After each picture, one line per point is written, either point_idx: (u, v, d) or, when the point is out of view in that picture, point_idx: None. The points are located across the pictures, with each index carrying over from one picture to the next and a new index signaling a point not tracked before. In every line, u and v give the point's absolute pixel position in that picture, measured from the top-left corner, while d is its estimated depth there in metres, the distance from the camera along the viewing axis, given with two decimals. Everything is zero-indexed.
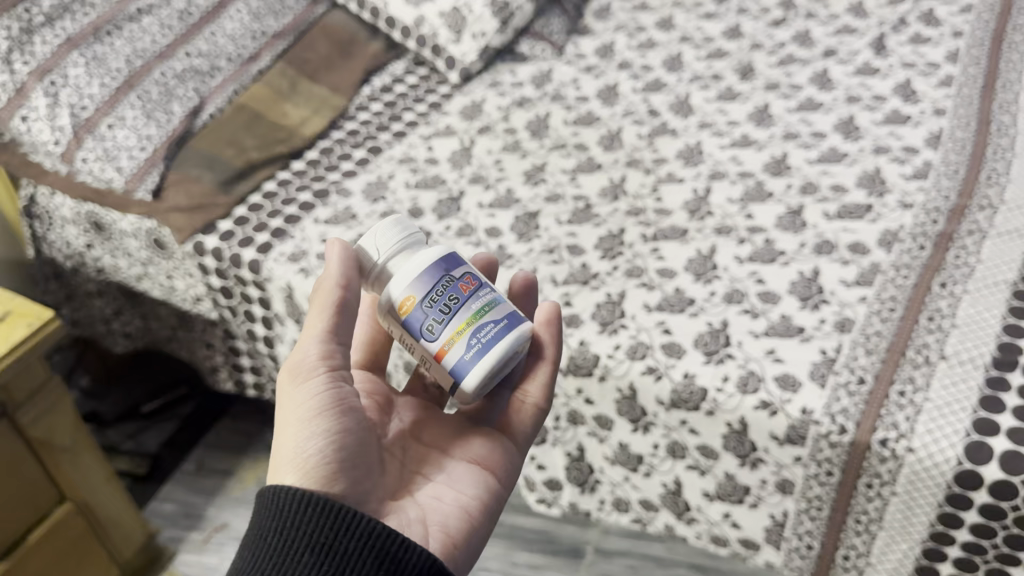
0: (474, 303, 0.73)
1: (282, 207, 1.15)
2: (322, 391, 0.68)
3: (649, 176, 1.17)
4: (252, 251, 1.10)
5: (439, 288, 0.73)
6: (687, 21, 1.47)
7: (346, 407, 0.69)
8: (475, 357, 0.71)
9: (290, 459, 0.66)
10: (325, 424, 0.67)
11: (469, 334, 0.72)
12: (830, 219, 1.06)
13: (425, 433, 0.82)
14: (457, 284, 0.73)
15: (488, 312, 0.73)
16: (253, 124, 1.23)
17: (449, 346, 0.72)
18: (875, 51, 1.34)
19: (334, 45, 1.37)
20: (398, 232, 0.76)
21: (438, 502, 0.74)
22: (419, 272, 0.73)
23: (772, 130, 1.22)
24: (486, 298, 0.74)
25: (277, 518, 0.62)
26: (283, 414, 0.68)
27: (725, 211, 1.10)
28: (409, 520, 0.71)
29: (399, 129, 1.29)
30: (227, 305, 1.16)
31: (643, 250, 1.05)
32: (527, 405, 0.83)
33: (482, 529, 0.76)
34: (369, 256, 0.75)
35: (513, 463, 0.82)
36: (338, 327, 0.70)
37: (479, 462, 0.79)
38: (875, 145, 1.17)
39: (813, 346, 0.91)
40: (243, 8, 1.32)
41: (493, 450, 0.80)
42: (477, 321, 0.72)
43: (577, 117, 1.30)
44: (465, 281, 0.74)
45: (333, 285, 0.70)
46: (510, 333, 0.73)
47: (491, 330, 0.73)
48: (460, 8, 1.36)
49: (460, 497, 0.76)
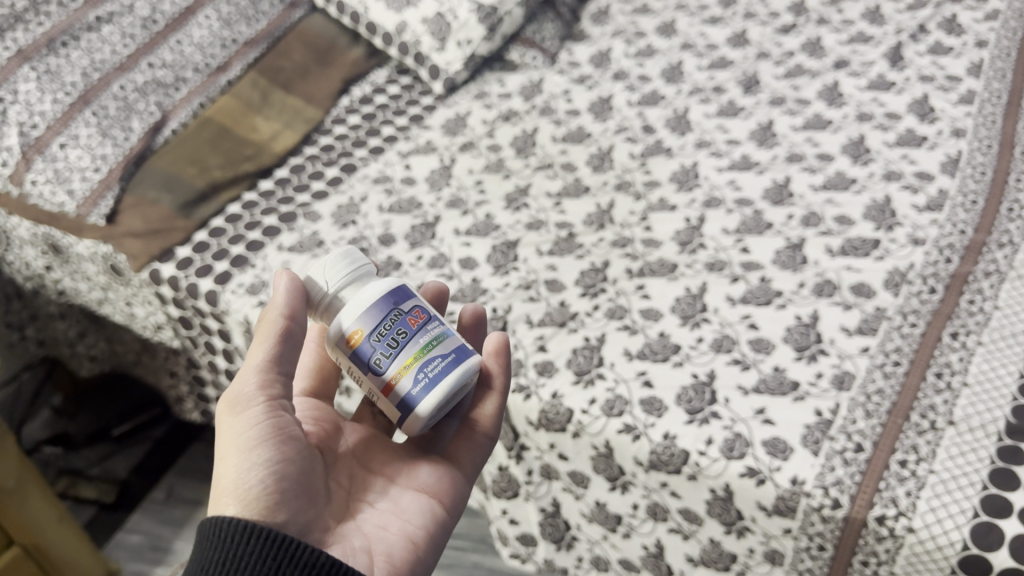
0: (422, 337, 0.66)
1: (245, 232, 1.08)
2: (265, 419, 0.62)
3: (639, 202, 1.09)
4: (210, 281, 1.03)
5: (387, 320, 0.66)
6: (690, 26, 1.38)
7: (289, 434, 0.63)
8: (426, 392, 0.65)
9: (229, 489, 0.59)
10: (268, 452, 0.61)
11: (418, 368, 0.65)
12: (834, 256, 0.97)
13: (370, 453, 0.75)
14: (406, 317, 0.67)
15: (437, 346, 0.66)
16: (218, 141, 1.15)
17: (397, 377, 0.65)
18: (890, 63, 1.24)
19: (310, 51, 1.29)
20: (347, 263, 0.70)
21: (381, 530, 0.68)
22: (366, 303, 0.67)
23: (776, 150, 1.13)
24: (434, 331, 0.67)
25: (221, 547, 0.56)
26: (222, 443, 0.62)
27: (720, 244, 1.01)
28: (351, 548, 0.65)
29: (376, 145, 1.21)
30: (188, 336, 1.10)
31: (628, 288, 0.97)
32: (473, 428, 0.78)
33: (427, 561, 0.69)
34: (317, 286, 0.69)
35: (460, 491, 0.76)
36: (281, 355, 0.64)
37: (425, 490, 0.73)
38: (885, 171, 1.08)
39: (807, 407, 0.82)
40: (213, 14, 1.24)
41: (440, 477, 0.74)
42: (424, 355, 0.66)
43: (566, 133, 1.22)
44: (415, 314, 0.67)
45: (276, 315, 0.65)
46: (461, 366, 0.67)
47: (438, 364, 0.66)
48: (444, 13, 1.27)
49: (405, 524, 0.69)
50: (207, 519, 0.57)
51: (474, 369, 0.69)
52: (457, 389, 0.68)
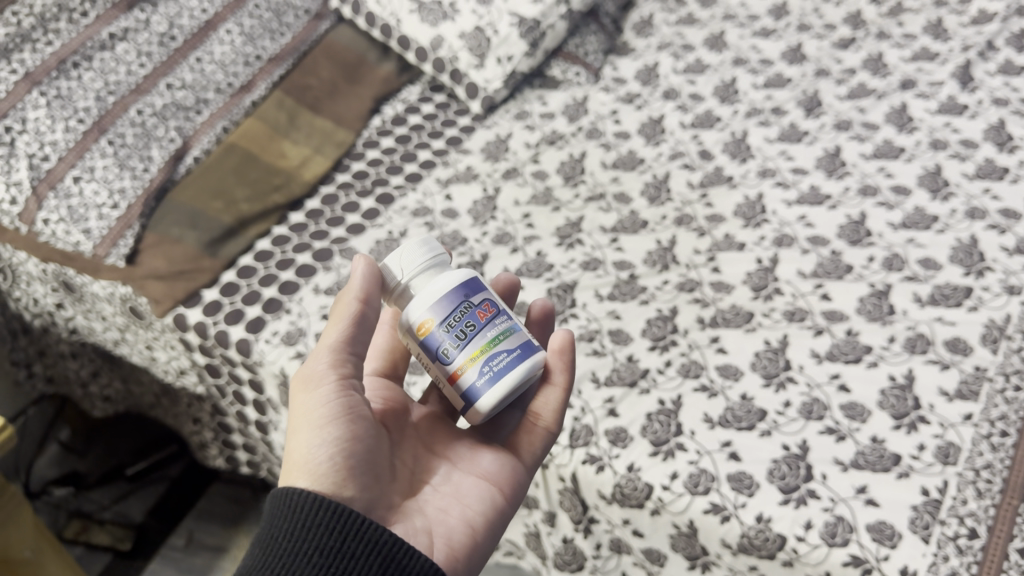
0: (490, 332, 0.61)
1: (277, 271, 0.99)
2: (337, 398, 0.58)
3: (703, 239, 1.01)
4: (241, 329, 0.95)
5: (458, 308, 0.60)
6: (740, 38, 1.29)
7: (361, 414, 0.59)
8: (490, 387, 0.60)
9: (298, 465, 0.56)
10: (338, 429, 0.57)
11: (483, 362, 0.60)
12: (923, 306, 0.90)
13: (435, 433, 0.70)
14: (475, 310, 0.61)
15: (503, 341, 0.61)
16: (243, 169, 1.07)
17: (461, 370, 0.60)
18: (961, 84, 1.16)
19: (338, 69, 1.21)
20: (425, 250, 0.64)
21: (441, 511, 0.62)
22: (437, 290, 0.61)
23: (846, 182, 1.06)
24: (503, 325, 0.62)
25: (288, 518, 0.51)
26: (292, 420, 0.58)
27: (797, 289, 0.93)
28: (412, 529, 0.59)
29: (412, 171, 1.13)
30: (215, 384, 1.01)
31: (701, 340, 0.89)
32: (534, 424, 0.71)
33: (485, 550, 0.63)
34: (392, 274, 0.64)
35: (522, 481, 0.69)
36: (355, 338, 0.60)
37: (487, 477, 0.66)
38: (968, 207, 1.00)
39: (912, 485, 0.75)
40: (235, 28, 1.15)
41: (503, 464, 0.68)
42: (491, 350, 0.60)
43: (617, 159, 1.13)
44: (484, 308, 0.61)
45: (349, 298, 0.60)
46: (528, 361, 0.62)
47: (503, 360, 0.60)
48: (483, 28, 1.19)
49: (465, 509, 0.63)
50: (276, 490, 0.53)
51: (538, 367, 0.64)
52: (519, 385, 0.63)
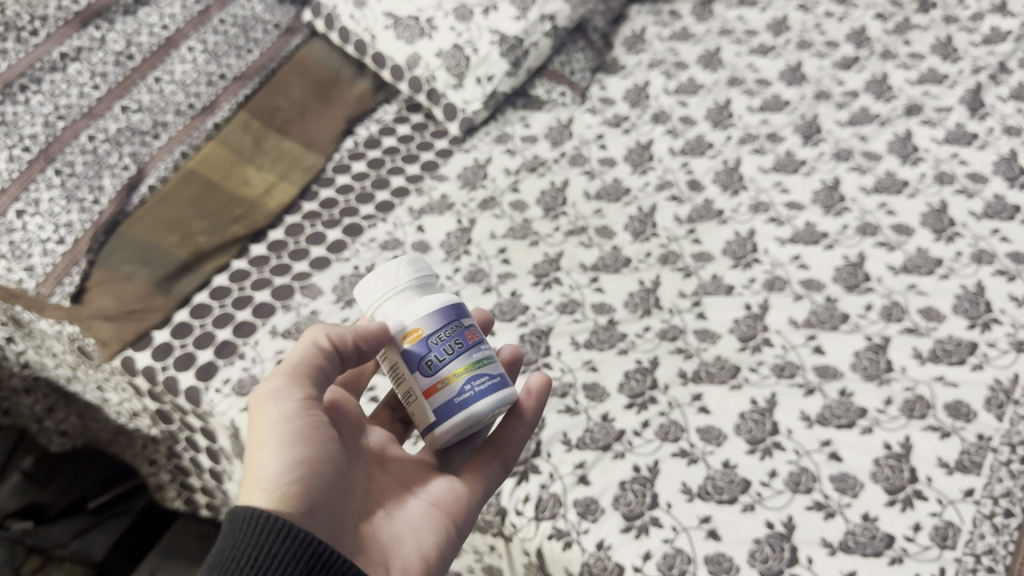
0: (477, 352, 0.57)
1: (233, 310, 0.93)
2: (297, 420, 0.54)
3: (689, 280, 0.95)
4: (191, 375, 0.89)
5: (447, 323, 0.56)
6: (737, 56, 1.22)
7: (324, 440, 0.55)
8: (468, 406, 0.55)
9: (256, 485, 0.51)
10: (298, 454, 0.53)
11: (466, 379, 0.55)
12: (923, 362, 0.83)
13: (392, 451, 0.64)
14: (465, 330, 0.57)
15: (488, 363, 0.57)
16: (203, 198, 1.01)
17: (440, 383, 0.55)
18: (970, 110, 1.09)
19: (309, 88, 1.14)
20: (417, 266, 0.60)
21: (393, 539, 0.57)
22: (428, 303, 0.57)
23: (844, 218, 0.99)
24: (488, 350, 0.58)
25: (255, 542, 0.47)
26: (251, 441, 0.54)
27: (788, 340, 0.87)
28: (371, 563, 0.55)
29: (384, 199, 1.07)
30: (167, 429, 0.96)
31: (682, 397, 0.83)
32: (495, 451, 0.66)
33: None
34: (380, 282, 0.59)
35: (474, 514, 0.64)
36: (320, 368, 0.57)
37: (441, 504, 0.61)
38: (974, 250, 0.93)
39: (905, 573, 0.68)
40: (198, 45, 1.08)
41: (457, 493, 0.62)
42: (476, 368, 0.56)
43: (601, 189, 1.07)
44: (473, 330, 0.58)
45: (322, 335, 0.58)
46: (509, 391, 0.57)
47: (487, 381, 0.56)
48: (462, 46, 1.12)
49: (419, 540, 0.58)
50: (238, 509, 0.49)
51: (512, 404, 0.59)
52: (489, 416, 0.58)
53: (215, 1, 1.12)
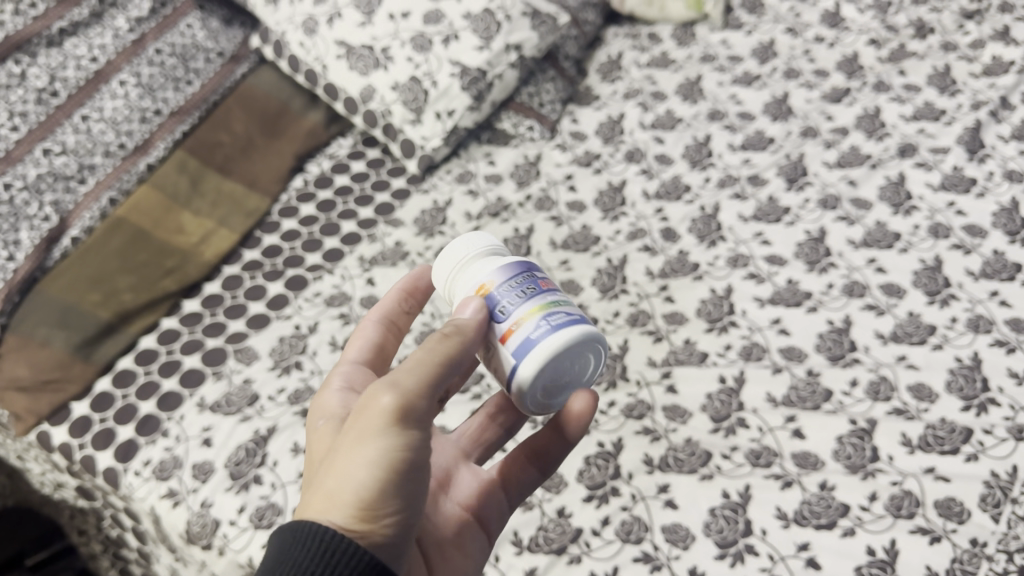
0: (552, 296, 0.56)
1: (159, 378, 0.86)
2: (404, 435, 0.46)
3: (659, 345, 0.87)
4: (110, 455, 0.81)
5: (513, 273, 0.57)
6: (719, 85, 1.14)
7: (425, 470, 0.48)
8: (540, 342, 0.53)
9: (323, 503, 0.46)
10: (401, 486, 0.46)
11: (543, 315, 0.54)
12: (913, 451, 0.75)
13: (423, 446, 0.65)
14: (539, 280, 0.57)
15: (564, 303, 0.56)
16: (131, 249, 0.93)
17: (514, 327, 0.54)
18: (969, 151, 1.01)
19: (255, 121, 1.06)
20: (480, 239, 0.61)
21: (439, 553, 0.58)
22: (489, 267, 0.58)
23: (830, 276, 0.91)
24: (564, 296, 0.57)
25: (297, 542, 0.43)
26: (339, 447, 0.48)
27: (765, 422, 0.79)
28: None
29: (332, 247, 0.99)
30: (91, 505, 0.88)
31: (647, 489, 0.75)
32: (570, 416, 0.61)
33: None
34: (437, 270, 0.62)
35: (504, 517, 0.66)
36: (443, 380, 0.50)
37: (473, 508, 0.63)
38: (970, 316, 0.85)
39: None
40: (132, 79, 1.00)
41: (490, 496, 0.65)
42: (549, 307, 0.54)
43: (568, 237, 0.99)
44: (545, 279, 0.57)
45: (447, 335, 0.51)
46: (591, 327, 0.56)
47: (563, 315, 0.54)
48: (420, 79, 1.03)
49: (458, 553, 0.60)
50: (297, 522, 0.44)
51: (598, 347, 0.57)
52: (578, 358, 0.56)
53: (151, 29, 1.04)
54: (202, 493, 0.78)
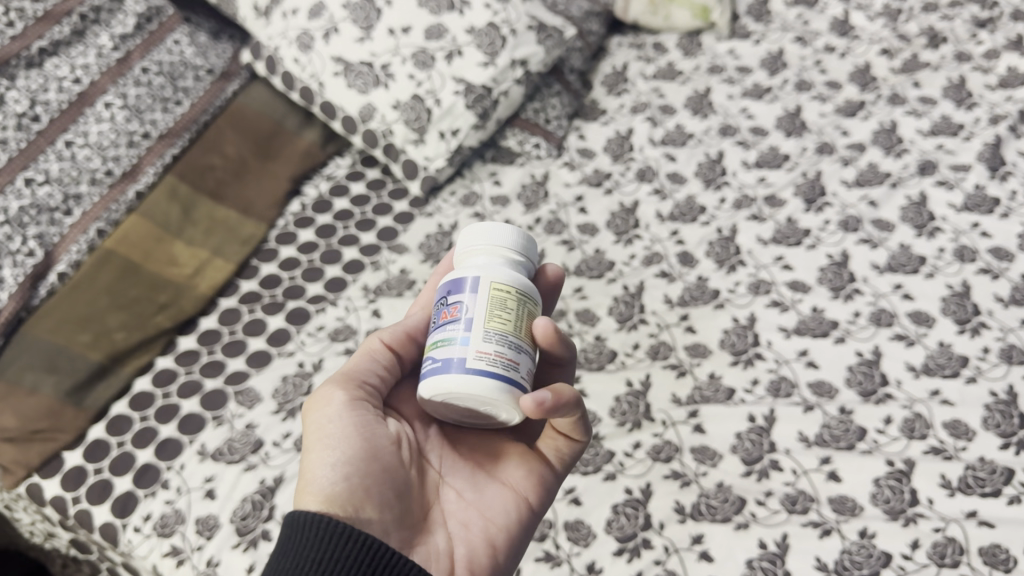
0: (439, 334, 0.54)
1: (157, 424, 0.81)
2: (340, 407, 0.56)
3: (683, 380, 0.83)
4: (106, 509, 0.76)
5: (442, 297, 0.55)
6: (729, 98, 1.11)
7: (377, 434, 0.56)
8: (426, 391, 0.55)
9: (308, 491, 0.53)
10: (348, 446, 0.54)
11: (428, 361, 0.55)
12: (953, 494, 0.72)
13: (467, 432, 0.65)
14: (443, 312, 0.54)
15: (438, 347, 0.53)
16: (122, 283, 0.88)
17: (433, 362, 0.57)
18: (990, 169, 0.98)
19: (248, 144, 1.02)
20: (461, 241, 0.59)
21: (462, 527, 0.58)
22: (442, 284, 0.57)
23: (856, 303, 0.88)
24: (449, 332, 0.53)
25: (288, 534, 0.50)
26: (305, 446, 0.56)
27: (799, 464, 0.76)
28: (433, 552, 0.55)
29: (335, 276, 0.94)
30: (87, 557, 0.83)
31: (680, 540, 0.71)
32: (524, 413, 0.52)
33: (507, 567, 0.59)
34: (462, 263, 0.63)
35: (550, 496, 0.63)
36: (372, 373, 0.59)
37: (513, 486, 0.61)
38: (1003, 346, 0.82)
39: None
40: (119, 100, 0.95)
41: (530, 472, 0.62)
42: (431, 352, 0.54)
43: (581, 262, 0.95)
44: (447, 310, 0.54)
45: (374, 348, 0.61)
46: (454, 379, 0.51)
47: (432, 366, 0.53)
48: (422, 97, 0.99)
49: (487, 525, 0.59)
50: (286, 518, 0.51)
51: (466, 391, 0.51)
52: (471, 400, 0.53)
53: (137, 46, 0.99)
54: (207, 551, 0.73)
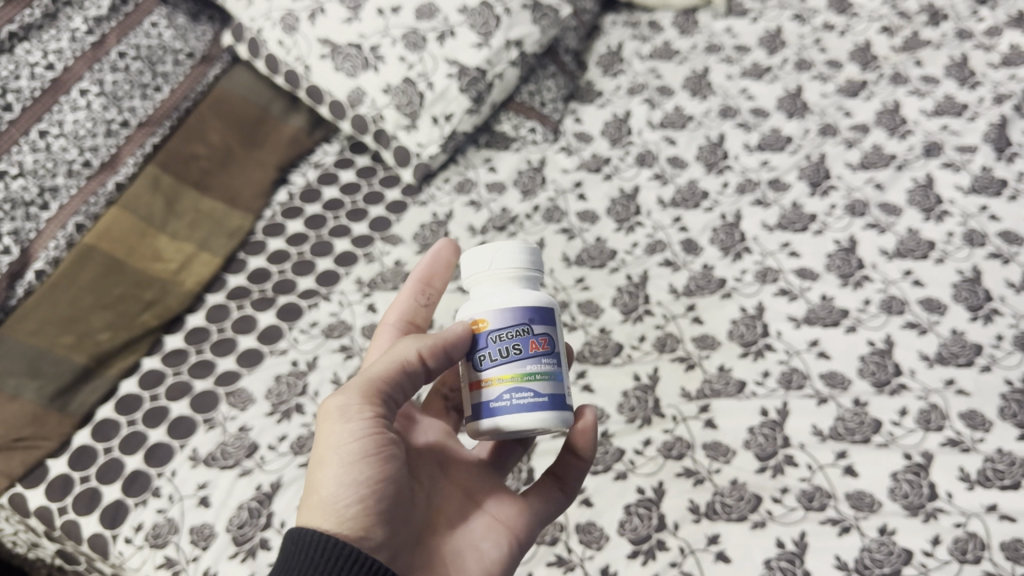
0: (529, 365, 0.52)
1: (146, 429, 0.77)
2: (360, 425, 0.50)
3: (692, 373, 0.81)
4: (95, 519, 0.72)
5: (514, 325, 0.53)
6: (728, 79, 1.08)
7: (391, 453, 0.51)
8: (495, 418, 0.52)
9: (318, 509, 0.48)
10: (364, 467, 0.49)
11: (508, 388, 0.52)
12: (972, 488, 0.69)
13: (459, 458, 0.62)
14: (530, 341, 0.53)
15: (538, 380, 0.52)
16: (105, 282, 0.84)
17: (483, 383, 0.53)
18: (997, 150, 0.95)
19: (232, 132, 0.98)
20: (525, 254, 0.55)
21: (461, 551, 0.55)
22: (505, 299, 0.53)
23: (866, 290, 0.85)
24: (546, 366, 0.52)
25: (289, 552, 0.46)
26: (315, 455, 0.50)
27: (814, 458, 0.73)
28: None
29: (326, 269, 0.90)
30: (74, 568, 0.79)
31: (695, 541, 0.69)
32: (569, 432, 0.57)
33: None
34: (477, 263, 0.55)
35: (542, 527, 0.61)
36: (398, 383, 0.52)
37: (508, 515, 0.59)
38: (1017, 333, 0.79)
39: None
40: (95, 87, 0.90)
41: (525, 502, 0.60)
42: (522, 381, 0.52)
43: (582, 251, 0.92)
44: (537, 341, 0.53)
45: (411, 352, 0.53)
46: (560, 416, 0.53)
47: (526, 398, 0.52)
48: (413, 80, 0.95)
49: (486, 553, 0.56)
50: (288, 536, 0.47)
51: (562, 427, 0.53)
52: (540, 430, 0.54)
53: (113, 30, 0.94)
54: (203, 562, 0.69)
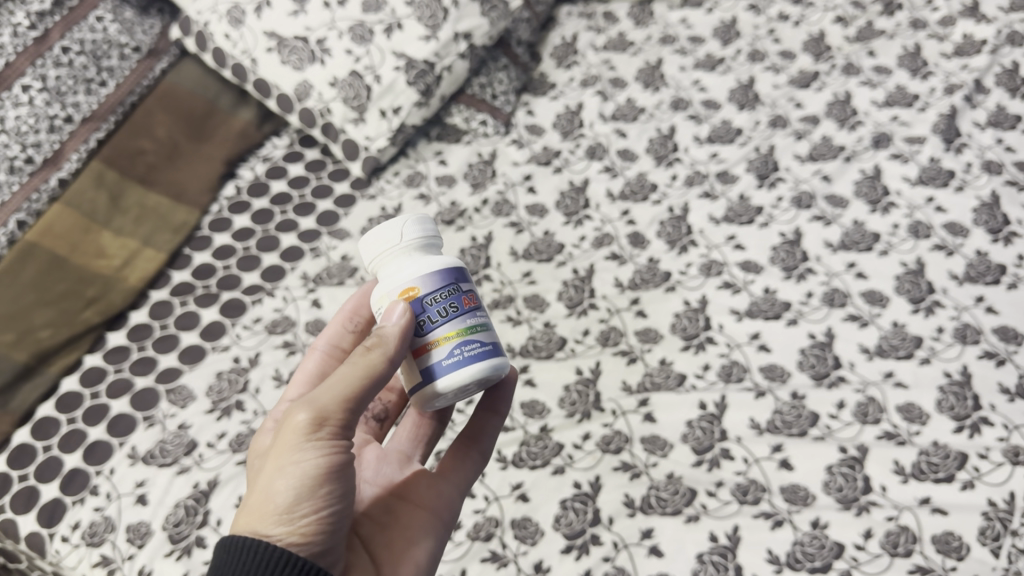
0: (470, 319, 0.52)
1: (85, 427, 0.77)
2: (325, 449, 0.47)
3: (634, 367, 0.81)
4: (31, 518, 0.72)
5: (445, 284, 0.52)
6: (681, 70, 1.08)
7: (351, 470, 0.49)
8: (449, 374, 0.50)
9: (268, 518, 0.46)
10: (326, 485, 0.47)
11: (457, 343, 0.51)
12: (906, 481, 0.70)
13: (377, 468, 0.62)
14: (463, 296, 0.52)
15: (480, 331, 0.52)
16: (46, 279, 0.83)
17: (428, 346, 0.51)
18: (945, 141, 0.95)
19: (178, 127, 0.98)
20: (421, 225, 0.54)
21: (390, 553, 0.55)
22: (430, 262, 0.52)
23: (808, 283, 0.85)
24: (483, 318, 0.53)
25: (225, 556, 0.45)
26: (275, 460, 0.47)
27: (750, 452, 0.74)
28: None
29: (272, 264, 0.90)
30: (17, 566, 0.79)
31: (629, 535, 0.69)
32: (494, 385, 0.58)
33: None
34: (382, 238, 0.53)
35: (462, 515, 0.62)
36: (365, 398, 0.49)
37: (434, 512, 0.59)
38: (957, 325, 0.80)
39: None
40: (38, 83, 0.90)
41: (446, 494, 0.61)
42: (467, 334, 0.51)
43: (529, 245, 0.92)
44: (469, 296, 0.53)
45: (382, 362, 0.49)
46: (502, 360, 0.53)
47: (475, 349, 0.51)
48: (360, 73, 0.95)
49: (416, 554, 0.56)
50: (224, 543, 0.45)
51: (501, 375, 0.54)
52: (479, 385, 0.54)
53: (56, 24, 0.93)
54: (139, 560, 0.69)
